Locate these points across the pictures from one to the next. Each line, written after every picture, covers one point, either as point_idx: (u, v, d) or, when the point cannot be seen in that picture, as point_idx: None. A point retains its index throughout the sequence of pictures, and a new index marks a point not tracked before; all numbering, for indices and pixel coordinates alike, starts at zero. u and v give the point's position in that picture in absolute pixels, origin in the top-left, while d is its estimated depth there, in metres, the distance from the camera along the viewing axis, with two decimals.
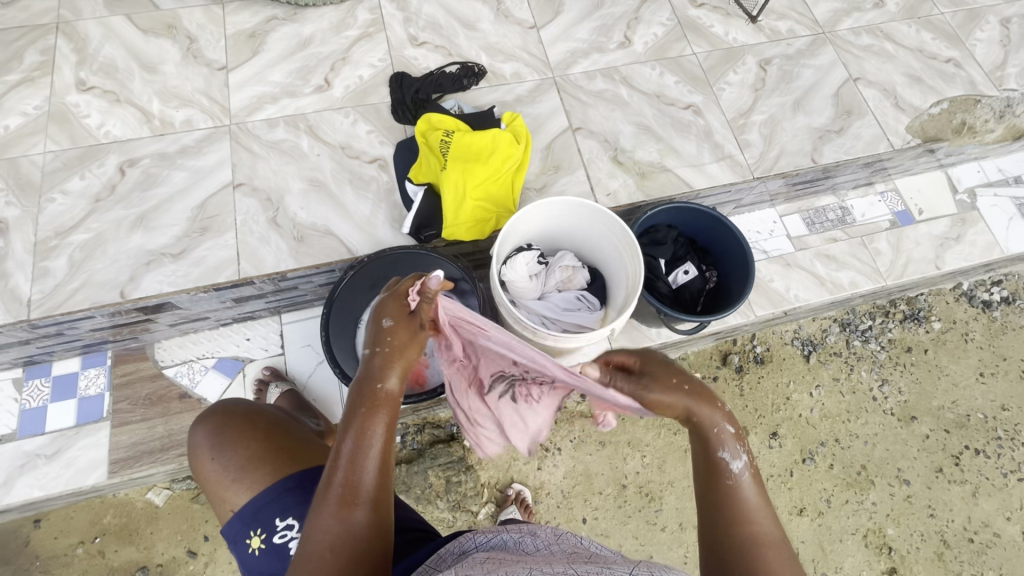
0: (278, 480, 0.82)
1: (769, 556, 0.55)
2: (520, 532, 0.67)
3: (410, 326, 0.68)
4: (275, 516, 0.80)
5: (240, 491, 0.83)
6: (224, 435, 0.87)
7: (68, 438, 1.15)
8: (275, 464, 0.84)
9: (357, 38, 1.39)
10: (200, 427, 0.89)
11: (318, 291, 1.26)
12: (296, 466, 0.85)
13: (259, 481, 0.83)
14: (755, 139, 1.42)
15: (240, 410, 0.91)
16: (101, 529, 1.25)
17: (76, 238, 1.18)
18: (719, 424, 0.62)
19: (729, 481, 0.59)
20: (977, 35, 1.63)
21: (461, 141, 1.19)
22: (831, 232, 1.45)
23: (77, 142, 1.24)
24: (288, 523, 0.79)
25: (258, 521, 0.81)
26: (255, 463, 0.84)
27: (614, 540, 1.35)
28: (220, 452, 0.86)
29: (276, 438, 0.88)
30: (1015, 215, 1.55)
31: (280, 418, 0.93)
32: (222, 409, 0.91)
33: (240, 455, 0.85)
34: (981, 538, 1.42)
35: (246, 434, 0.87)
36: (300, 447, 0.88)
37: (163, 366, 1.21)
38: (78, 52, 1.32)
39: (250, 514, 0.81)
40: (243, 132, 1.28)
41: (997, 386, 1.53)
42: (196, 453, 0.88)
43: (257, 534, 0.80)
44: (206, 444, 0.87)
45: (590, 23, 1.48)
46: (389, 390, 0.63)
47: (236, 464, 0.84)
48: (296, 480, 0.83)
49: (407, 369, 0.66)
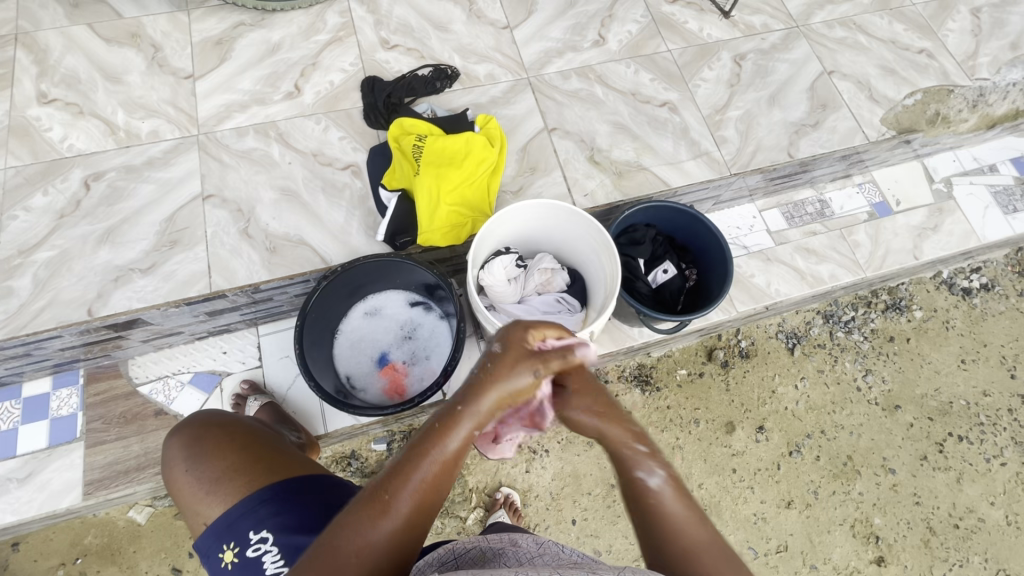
0: (253, 492, 0.80)
1: (706, 564, 0.55)
2: (501, 543, 0.65)
3: (517, 359, 0.56)
4: (249, 529, 0.77)
5: (214, 503, 0.81)
6: (198, 446, 0.85)
7: (40, 460, 1.12)
8: (251, 474, 0.82)
9: (327, 43, 1.37)
10: (174, 438, 0.88)
11: (295, 301, 1.24)
12: (273, 476, 0.82)
13: (234, 493, 0.80)
14: (732, 135, 1.41)
15: (216, 421, 0.90)
16: (82, 550, 1.22)
17: (40, 256, 1.15)
18: (631, 445, 0.59)
19: (652, 500, 0.58)
20: (948, 26, 1.64)
21: (435, 146, 1.17)
22: (810, 226, 1.46)
23: (39, 156, 1.21)
24: (262, 536, 0.76)
25: (231, 534, 0.78)
26: (230, 474, 0.82)
27: (604, 541, 1.35)
28: (194, 464, 0.84)
29: (253, 449, 0.86)
30: (991, 203, 1.56)
31: (258, 429, 0.92)
32: (199, 420, 0.90)
33: (215, 466, 0.83)
34: (966, 524, 1.43)
35: (221, 445, 0.85)
36: (278, 456, 0.86)
37: (138, 383, 1.19)
38: (38, 64, 1.28)
39: (223, 528, 0.79)
40: (211, 142, 1.25)
41: (978, 373, 1.55)
42: (169, 464, 0.86)
43: (230, 548, 0.77)
44: (180, 456, 0.85)
45: (564, 22, 1.46)
46: (469, 415, 0.55)
47: (210, 476, 0.82)
48: (272, 490, 0.80)
49: (498, 400, 0.56)
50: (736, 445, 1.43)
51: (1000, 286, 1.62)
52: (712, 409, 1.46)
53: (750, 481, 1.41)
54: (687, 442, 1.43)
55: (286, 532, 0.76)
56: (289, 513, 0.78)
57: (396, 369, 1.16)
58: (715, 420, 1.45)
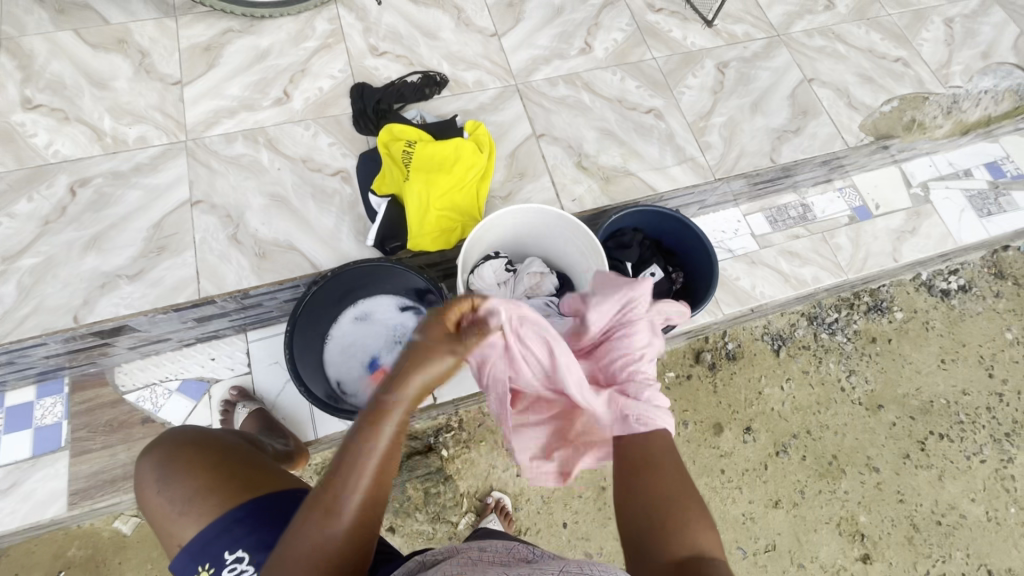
0: (227, 511, 0.78)
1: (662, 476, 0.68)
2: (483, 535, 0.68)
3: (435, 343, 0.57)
4: (225, 550, 0.76)
5: (187, 525, 0.79)
6: (168, 467, 0.83)
7: (23, 471, 1.10)
8: (224, 494, 0.80)
9: (316, 49, 1.38)
10: (146, 457, 0.85)
11: (285, 306, 1.24)
12: (248, 494, 0.80)
13: (207, 513, 0.78)
14: (716, 141, 1.44)
15: (189, 439, 0.87)
16: (66, 562, 1.20)
17: (25, 263, 1.13)
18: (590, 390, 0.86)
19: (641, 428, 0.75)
20: (923, 35, 1.69)
21: (424, 152, 1.18)
22: (794, 229, 1.49)
23: (23, 163, 1.20)
24: (238, 557, 0.75)
25: (207, 556, 0.76)
26: (203, 494, 0.80)
27: (594, 543, 1.36)
28: (166, 484, 0.82)
29: (227, 466, 0.84)
30: (966, 207, 1.61)
31: (233, 443, 0.90)
32: (170, 437, 0.87)
33: (188, 486, 0.80)
34: (948, 520, 1.46)
35: (194, 463, 0.83)
36: (251, 471, 0.84)
37: (124, 391, 1.17)
38: (23, 69, 1.27)
39: (199, 548, 0.77)
40: (200, 148, 1.25)
41: (957, 372, 1.59)
42: (142, 484, 0.84)
43: (206, 569, 0.76)
44: (152, 477, 0.83)
45: (551, 30, 1.49)
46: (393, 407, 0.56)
47: (182, 497, 0.80)
48: (247, 509, 0.78)
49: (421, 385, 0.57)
50: (723, 446, 1.46)
51: (977, 287, 1.67)
52: (700, 410, 1.48)
53: (738, 481, 1.43)
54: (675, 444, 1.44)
55: (262, 551, 0.75)
56: (266, 531, 0.76)
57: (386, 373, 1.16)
58: (702, 422, 1.47)
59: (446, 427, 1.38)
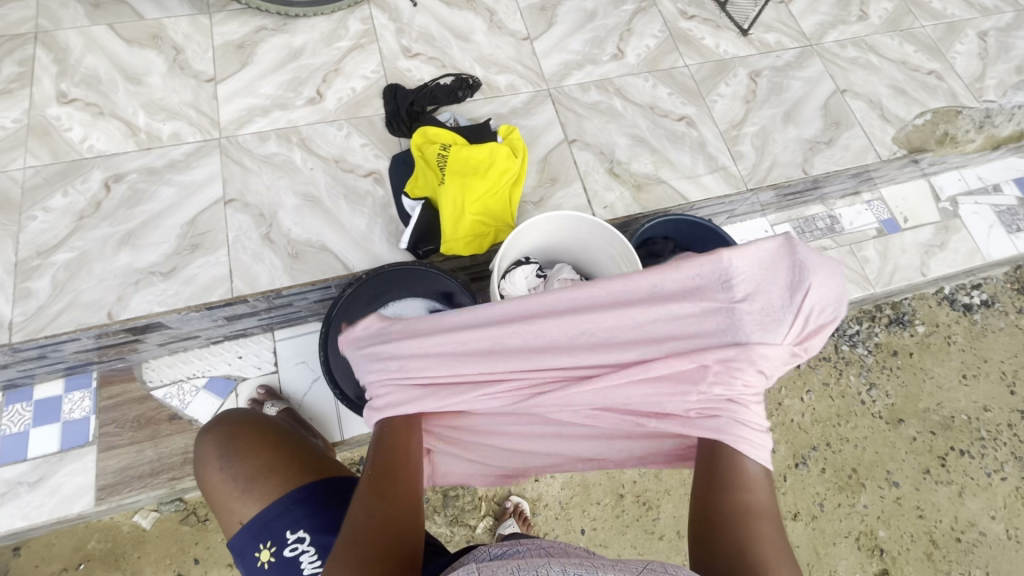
0: (289, 491, 0.79)
1: (761, 525, 0.59)
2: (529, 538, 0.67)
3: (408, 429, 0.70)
4: (287, 528, 0.76)
5: (249, 502, 0.80)
6: (231, 444, 0.84)
7: (52, 465, 1.11)
8: (286, 474, 0.81)
9: (349, 49, 1.37)
10: (208, 435, 0.87)
11: (314, 307, 1.23)
12: (309, 476, 0.81)
13: (268, 493, 0.79)
14: (748, 150, 1.43)
15: (249, 419, 0.88)
16: (86, 555, 1.20)
17: (59, 257, 1.13)
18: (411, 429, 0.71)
19: (737, 470, 0.63)
20: (956, 48, 1.68)
21: (458, 156, 1.18)
22: (820, 240, 1.48)
23: (58, 157, 1.20)
24: (300, 536, 0.75)
25: (268, 534, 0.77)
26: (265, 474, 0.81)
27: (612, 551, 1.35)
28: (228, 461, 0.83)
29: (286, 448, 0.85)
30: (995, 222, 1.59)
31: (288, 427, 0.91)
32: (233, 417, 0.89)
33: (250, 464, 0.82)
34: (968, 538, 1.45)
35: (255, 443, 0.84)
36: (310, 455, 0.85)
37: (152, 387, 1.17)
38: (58, 63, 1.27)
39: (260, 526, 0.78)
40: (233, 146, 1.25)
41: (979, 388, 1.57)
42: (203, 461, 0.85)
43: (267, 547, 0.77)
44: (214, 454, 0.84)
45: (583, 35, 1.48)
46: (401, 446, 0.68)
47: (245, 475, 0.81)
48: (308, 491, 0.79)
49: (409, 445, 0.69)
50: None
51: (999, 303, 1.65)
52: None
53: None
54: None
55: (322, 533, 0.75)
56: (327, 513, 0.77)
57: None
58: None
59: None
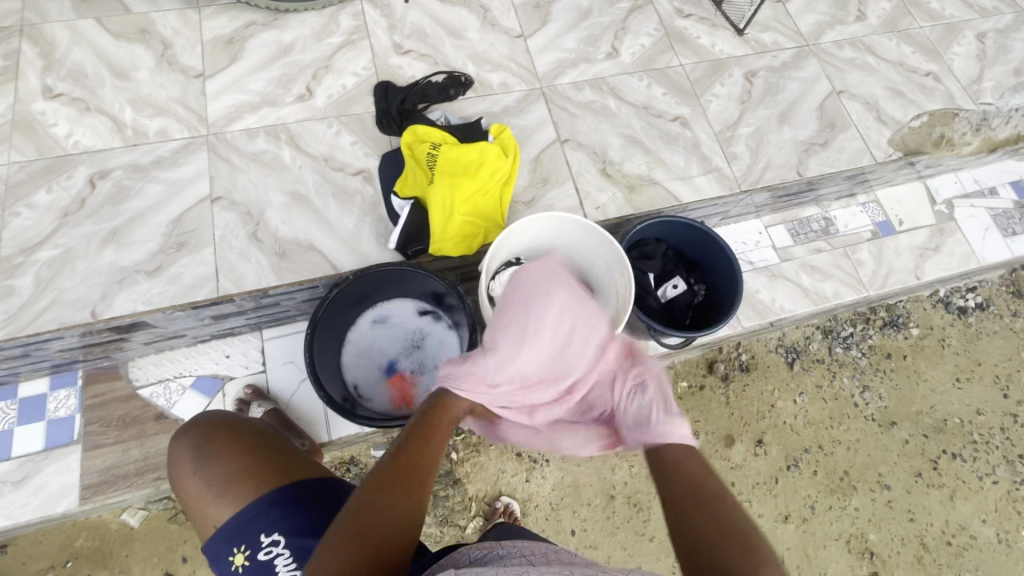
0: (264, 494, 0.79)
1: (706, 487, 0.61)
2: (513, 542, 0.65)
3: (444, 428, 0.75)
4: (261, 532, 0.76)
5: (223, 506, 0.79)
6: (205, 448, 0.83)
7: (36, 463, 1.10)
8: (261, 477, 0.80)
9: (340, 46, 1.35)
10: (181, 439, 0.86)
11: (302, 306, 1.22)
12: (284, 479, 0.81)
13: (243, 496, 0.79)
14: (742, 152, 1.42)
15: (224, 422, 0.87)
16: (73, 553, 1.19)
17: (43, 255, 1.12)
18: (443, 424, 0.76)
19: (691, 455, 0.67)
20: (955, 49, 1.67)
21: (449, 155, 1.17)
22: (815, 243, 1.46)
23: (43, 152, 1.18)
24: (274, 539, 0.75)
25: (242, 537, 0.77)
26: (239, 477, 0.80)
27: (602, 552, 1.34)
28: (202, 465, 0.82)
29: (262, 450, 0.84)
30: (990, 225, 1.58)
31: (264, 429, 0.90)
32: (207, 420, 0.88)
33: (225, 468, 0.81)
34: (958, 541, 1.45)
35: (230, 446, 0.83)
36: (287, 458, 0.85)
37: (138, 386, 1.16)
38: (44, 57, 1.26)
39: (234, 530, 0.78)
40: (221, 143, 1.23)
41: (972, 392, 1.57)
42: (177, 465, 0.84)
43: (242, 551, 0.77)
44: (188, 457, 0.84)
45: (578, 33, 1.46)
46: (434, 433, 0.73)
47: (219, 478, 0.81)
48: (283, 493, 0.79)
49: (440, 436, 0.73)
50: (735, 457, 1.44)
51: (994, 306, 1.64)
52: (712, 422, 1.46)
53: (748, 494, 1.42)
54: None
55: (296, 535, 0.75)
56: (302, 515, 0.77)
57: (404, 379, 1.14)
58: (714, 434, 1.45)
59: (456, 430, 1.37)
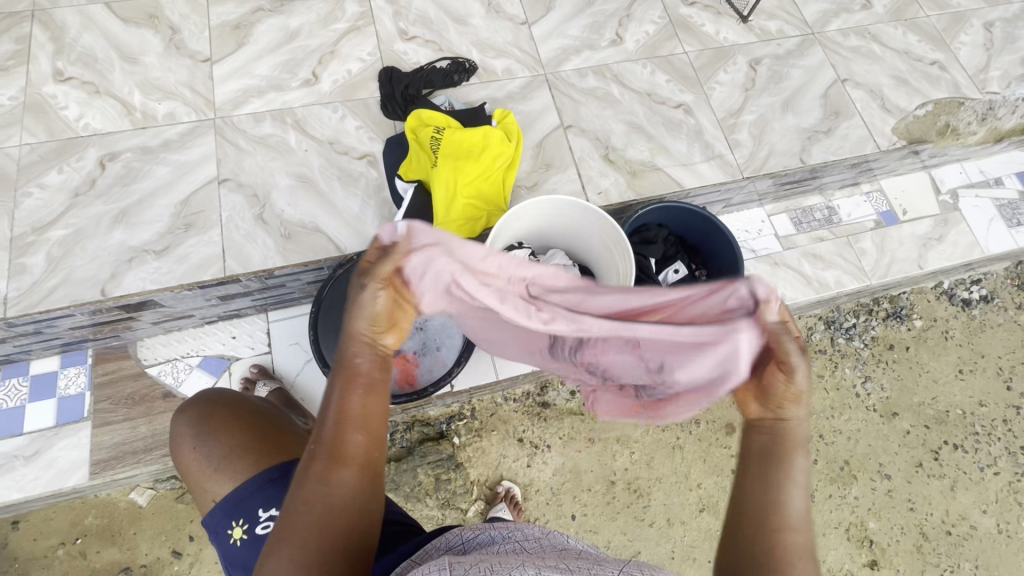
0: (262, 471, 0.81)
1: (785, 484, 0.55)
2: (507, 527, 0.63)
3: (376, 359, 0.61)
4: (259, 507, 0.79)
5: (222, 482, 0.82)
6: (205, 425, 0.85)
7: (47, 439, 1.12)
8: (259, 454, 0.82)
9: (345, 31, 1.37)
10: (182, 417, 0.87)
11: (307, 288, 1.24)
12: (282, 458, 0.83)
13: (242, 472, 0.81)
14: (745, 139, 1.42)
15: (224, 400, 0.89)
16: (83, 530, 1.22)
17: (54, 234, 1.14)
18: (359, 353, 0.60)
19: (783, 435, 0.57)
20: (961, 39, 1.66)
21: (452, 139, 1.18)
22: (818, 232, 1.47)
23: (54, 135, 1.20)
24: (271, 514, 0.78)
25: (240, 512, 0.79)
26: (237, 453, 0.82)
27: (602, 536, 1.36)
28: (202, 442, 0.84)
29: (260, 428, 0.86)
30: (995, 216, 1.58)
31: (264, 407, 0.92)
32: (206, 398, 0.89)
33: (223, 445, 0.83)
34: (958, 531, 1.45)
35: (228, 423, 0.85)
36: (284, 436, 0.87)
37: (146, 365, 1.19)
38: (55, 41, 1.28)
39: (232, 505, 0.80)
40: (228, 126, 1.25)
41: (975, 383, 1.57)
42: (177, 443, 0.86)
43: (239, 525, 0.79)
44: (188, 435, 0.85)
45: (582, 19, 1.47)
46: (359, 367, 0.60)
47: (218, 454, 0.83)
48: (281, 471, 0.82)
49: (364, 371, 0.60)
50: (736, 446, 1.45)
51: (998, 298, 1.64)
52: (714, 410, 1.46)
53: None
54: (687, 443, 1.44)
55: None
56: None
57: (406, 359, 1.10)
58: (716, 421, 1.45)
59: (458, 415, 1.39)
